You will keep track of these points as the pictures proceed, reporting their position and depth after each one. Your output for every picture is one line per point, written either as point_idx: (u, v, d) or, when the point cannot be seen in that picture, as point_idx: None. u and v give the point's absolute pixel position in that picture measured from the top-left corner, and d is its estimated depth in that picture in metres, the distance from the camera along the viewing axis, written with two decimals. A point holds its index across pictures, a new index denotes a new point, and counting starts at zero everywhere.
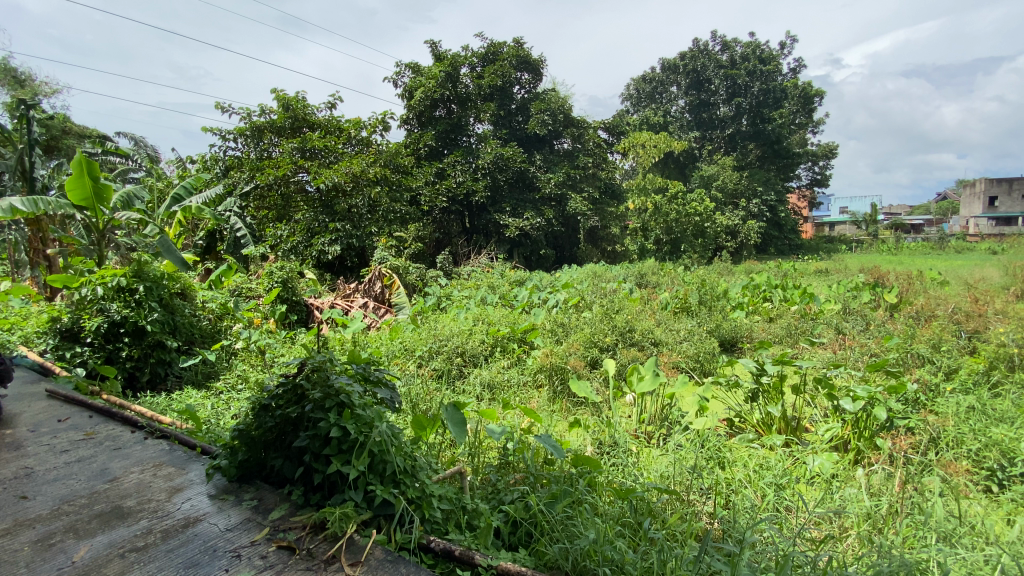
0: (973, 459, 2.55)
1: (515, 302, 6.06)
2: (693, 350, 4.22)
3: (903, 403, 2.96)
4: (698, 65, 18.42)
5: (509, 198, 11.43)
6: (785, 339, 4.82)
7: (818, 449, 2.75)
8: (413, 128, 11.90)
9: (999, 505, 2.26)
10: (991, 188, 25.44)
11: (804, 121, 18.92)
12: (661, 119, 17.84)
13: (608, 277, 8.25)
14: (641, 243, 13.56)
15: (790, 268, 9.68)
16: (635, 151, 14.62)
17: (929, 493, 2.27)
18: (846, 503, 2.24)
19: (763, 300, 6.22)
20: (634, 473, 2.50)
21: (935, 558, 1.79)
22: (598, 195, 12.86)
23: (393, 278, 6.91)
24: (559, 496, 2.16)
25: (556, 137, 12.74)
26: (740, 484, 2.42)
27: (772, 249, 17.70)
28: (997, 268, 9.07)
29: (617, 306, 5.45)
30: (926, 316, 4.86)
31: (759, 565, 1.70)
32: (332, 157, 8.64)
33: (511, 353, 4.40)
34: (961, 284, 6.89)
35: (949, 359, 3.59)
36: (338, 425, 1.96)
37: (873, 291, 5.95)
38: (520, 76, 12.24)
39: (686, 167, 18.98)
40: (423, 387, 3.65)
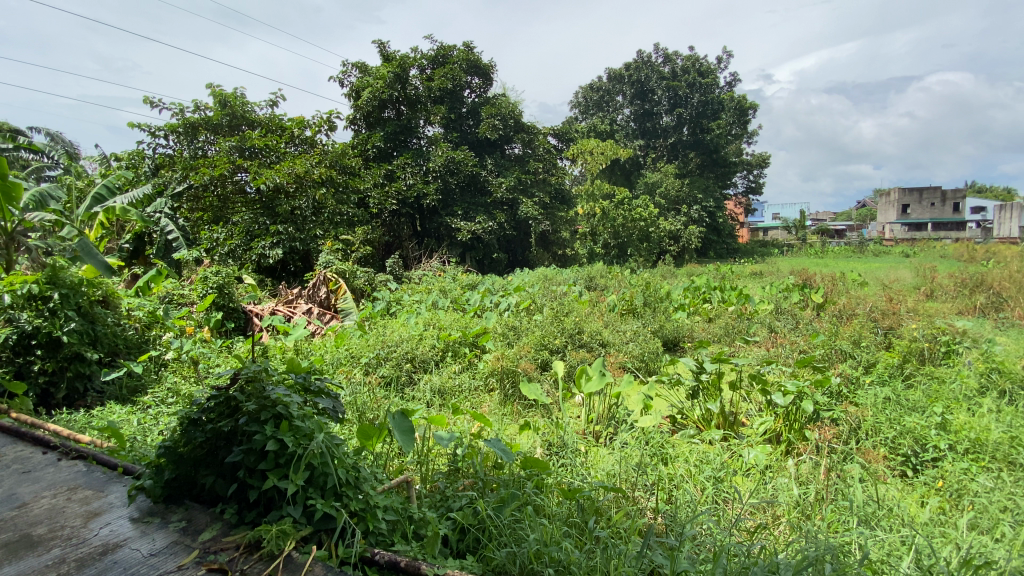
0: (890, 446, 2.76)
1: (467, 306, 6.01)
2: (639, 350, 4.35)
3: (828, 396, 3.18)
4: (641, 76, 19.10)
5: (460, 202, 11.35)
6: (724, 339, 5.04)
7: (752, 442, 2.89)
8: (360, 129, 11.63)
9: (913, 489, 2.46)
10: (903, 197, 27.95)
11: (740, 132, 20.00)
12: (607, 127, 18.32)
13: (558, 280, 8.37)
14: (590, 247, 13.84)
15: (727, 271, 10.22)
16: (583, 158, 14.67)
17: (850, 480, 2.44)
18: (778, 492, 2.37)
19: (703, 301, 6.52)
20: (581, 473, 2.53)
21: (857, 541, 1.92)
22: (548, 200, 13.00)
23: (338, 282, 6.68)
24: (507, 500, 2.15)
25: (506, 141, 12.80)
26: (681, 479, 2.50)
27: (712, 253, 18.61)
28: (908, 270, 9.96)
29: (566, 309, 5.53)
30: (848, 315, 5.24)
31: (698, 557, 1.77)
32: (273, 157, 8.28)
33: (462, 357, 4.36)
34: (878, 284, 7.48)
35: (868, 354, 3.89)
36: (275, 438, 1.86)
37: (802, 292, 6.37)
38: (470, 80, 12.23)
39: (632, 174, 19.24)
40: (370, 394, 3.54)
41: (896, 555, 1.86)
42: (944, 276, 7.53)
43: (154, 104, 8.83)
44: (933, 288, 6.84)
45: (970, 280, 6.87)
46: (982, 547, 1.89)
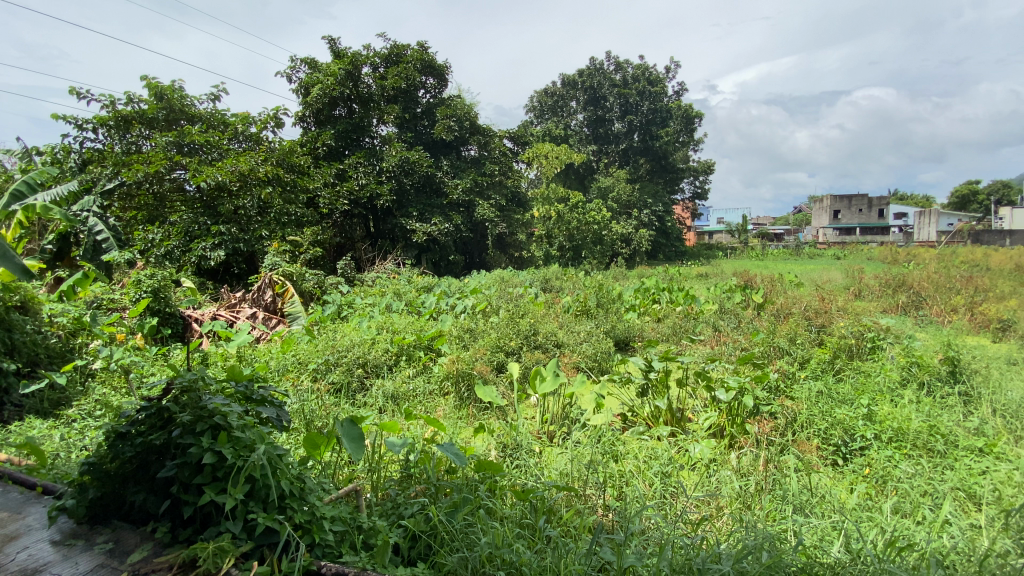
0: (823, 436, 2.93)
1: (422, 309, 5.92)
2: (592, 350, 4.42)
3: (767, 390, 3.35)
4: (594, 82, 19.52)
5: (415, 203, 11.18)
6: (671, 338, 5.22)
7: (699, 437, 3.01)
8: (310, 126, 11.26)
9: (844, 476, 2.62)
10: (835, 203, 29.96)
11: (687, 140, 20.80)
12: (562, 131, 18.60)
13: (514, 282, 8.40)
14: (546, 249, 14.02)
15: (676, 273, 10.60)
16: (538, 161, 14.83)
17: (787, 471, 2.57)
18: (721, 484, 2.47)
19: (653, 302, 6.73)
20: (535, 473, 2.54)
21: (792, 528, 2.03)
22: (505, 202, 13.01)
23: (285, 285, 6.44)
24: (459, 505, 2.12)
25: (462, 143, 12.75)
26: (630, 475, 2.56)
27: (663, 255, 19.10)
28: (838, 271, 10.67)
29: (522, 310, 5.55)
30: (785, 313, 5.54)
31: (644, 551, 1.82)
32: (215, 154, 7.89)
33: (416, 362, 4.29)
34: (813, 285, 7.97)
35: (803, 350, 4.14)
36: (212, 450, 1.76)
37: (744, 292, 6.70)
38: (425, 80, 12.10)
39: (586, 178, 19.66)
40: (318, 402, 3.42)
41: (827, 539, 1.98)
42: (870, 277, 8.10)
43: (81, 95, 8.19)
44: (861, 288, 7.35)
45: (892, 280, 7.42)
46: (904, 530, 2.04)
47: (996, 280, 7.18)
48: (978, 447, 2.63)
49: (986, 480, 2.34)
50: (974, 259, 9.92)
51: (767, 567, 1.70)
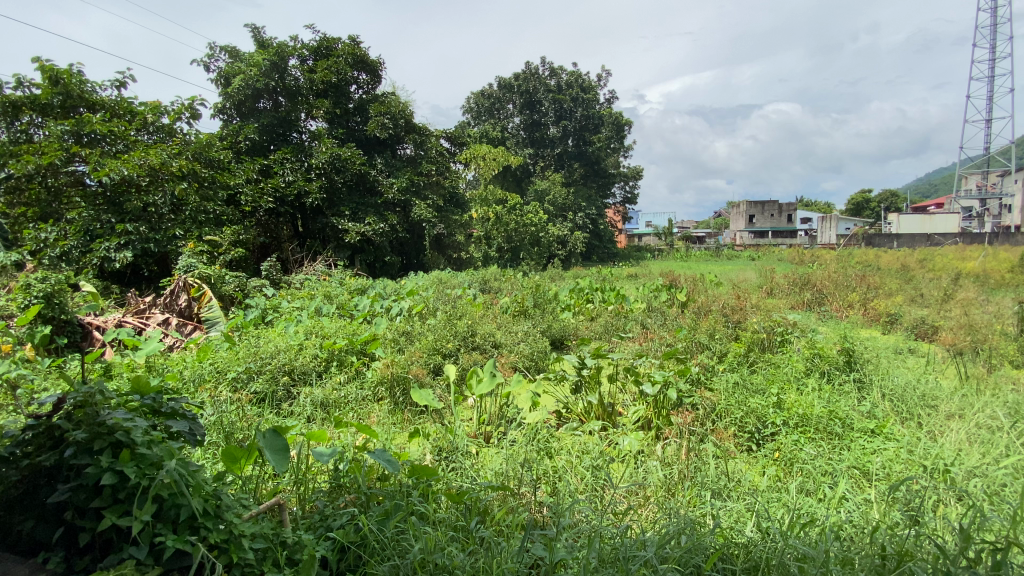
0: (739, 424, 3.14)
1: (355, 312, 5.73)
2: (529, 350, 4.48)
3: (689, 383, 3.56)
4: (530, 86, 19.79)
5: (348, 202, 10.80)
6: (603, 336, 5.41)
7: (628, 430, 3.14)
8: (231, 119, 10.57)
9: (757, 460, 2.83)
10: (751, 209, 32.43)
11: (618, 146, 21.65)
12: (499, 134, 18.70)
13: (452, 283, 8.33)
14: (484, 251, 14.04)
15: (609, 273, 11.05)
16: (475, 162, 14.83)
17: (707, 458, 2.74)
18: (648, 474, 2.59)
19: (587, 301, 6.96)
20: (470, 475, 2.54)
21: (711, 512, 2.17)
22: (442, 203, 12.86)
23: (203, 289, 6.00)
24: (392, 512, 2.05)
25: (397, 142, 12.47)
26: (564, 470, 2.62)
27: (596, 257, 20.04)
28: (752, 271, 11.58)
29: (459, 312, 5.52)
30: (705, 310, 5.92)
31: (575, 543, 1.88)
32: (120, 146, 7.19)
33: (348, 367, 4.14)
34: (731, 284, 8.56)
35: (721, 345, 4.43)
36: (113, 470, 1.60)
37: (670, 292, 7.07)
38: (357, 75, 11.71)
39: (523, 181, 19.85)
40: (239, 413, 3.22)
41: (740, 520, 2.13)
42: (781, 276, 8.80)
43: None
44: (772, 286, 7.98)
45: (798, 279, 8.14)
46: (807, 507, 2.23)
47: (884, 278, 8.05)
48: (871, 428, 2.94)
49: (877, 458, 2.61)
50: (867, 260, 11.04)
51: (687, 551, 1.81)
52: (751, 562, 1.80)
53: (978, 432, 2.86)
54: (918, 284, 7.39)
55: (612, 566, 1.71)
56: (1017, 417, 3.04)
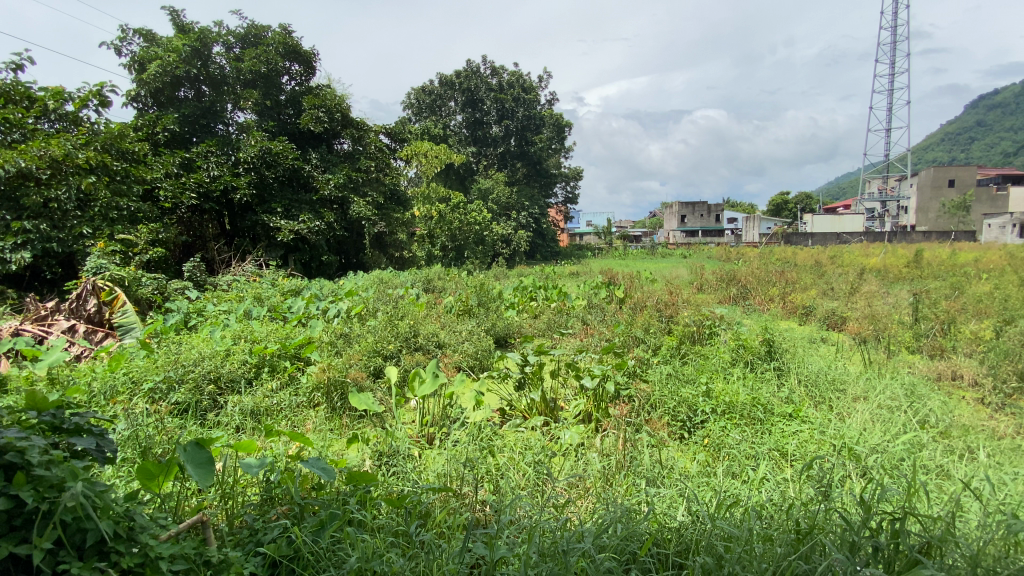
0: (672, 414, 3.29)
1: (289, 314, 5.46)
2: (472, 349, 4.46)
3: (626, 376, 3.70)
4: (471, 84, 19.63)
5: (280, 198, 10.28)
6: (546, 332, 5.51)
7: (569, 424, 3.21)
8: (146, 108, 9.71)
9: (688, 447, 2.98)
10: (683, 209, 34.18)
11: (559, 147, 22.07)
12: (441, 131, 18.47)
13: (394, 283, 8.15)
14: (428, 249, 13.86)
15: (551, 271, 11.27)
16: (417, 159, 14.57)
17: (642, 447, 2.85)
18: (587, 466, 2.65)
19: (530, 299, 7.04)
20: (411, 478, 2.49)
21: (646, 499, 2.26)
22: (383, 200, 12.57)
23: (115, 292, 5.50)
24: (327, 522, 1.97)
25: (333, 136, 12.00)
26: (505, 467, 2.63)
27: (539, 255, 20.35)
28: (684, 268, 12.23)
29: (400, 312, 5.39)
30: (641, 306, 6.16)
31: (515, 539, 1.90)
32: (15, 134, 6.44)
33: (281, 373, 3.94)
34: (665, 281, 8.96)
35: (655, 338, 4.64)
36: (7, 494, 1.42)
37: (609, 289, 7.31)
38: (289, 66, 11.19)
39: (466, 179, 19.73)
40: (157, 427, 2.98)
41: (673, 506, 2.22)
42: (710, 273, 9.32)
43: None
44: (702, 282, 8.45)
45: (726, 275, 8.66)
46: (733, 489, 2.37)
47: (800, 274, 8.74)
48: (788, 412, 3.18)
49: (794, 440, 2.82)
50: (786, 257, 11.91)
51: (623, 539, 1.87)
52: (682, 545, 1.88)
53: (878, 412, 3.16)
54: (829, 279, 8.08)
55: (551, 559, 1.74)
56: (910, 397, 3.39)
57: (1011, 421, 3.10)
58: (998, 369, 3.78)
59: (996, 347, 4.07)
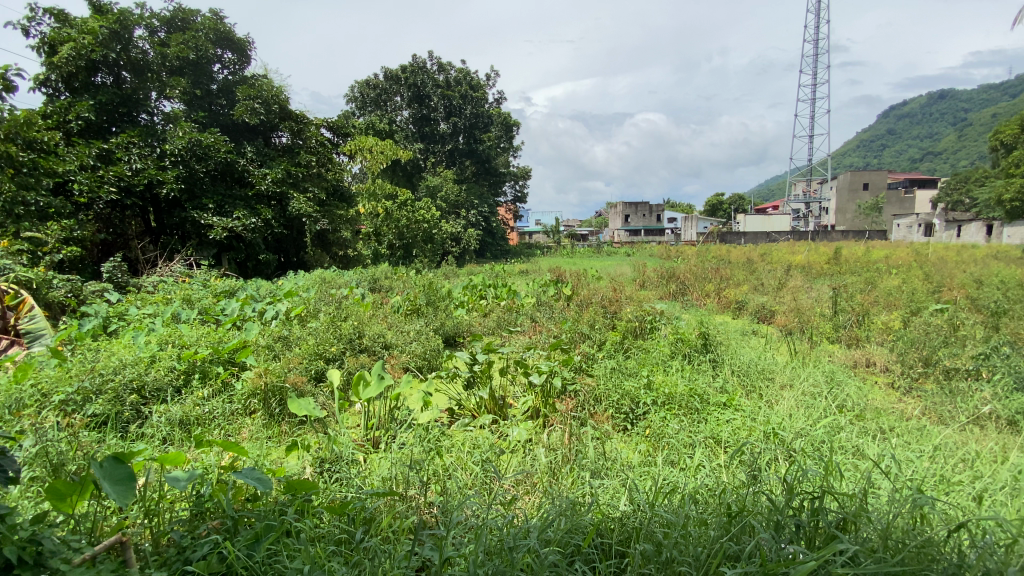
0: (615, 406, 3.39)
1: (222, 316, 5.15)
2: (420, 349, 4.39)
3: (572, 372, 3.78)
4: (418, 80, 19.21)
5: (212, 193, 9.67)
6: (495, 330, 5.52)
7: (517, 421, 3.23)
8: (57, 94, 8.78)
9: (631, 438, 3.08)
10: (627, 210, 35.35)
11: (507, 146, 22.13)
12: (387, 126, 18.02)
13: (337, 282, 7.89)
14: (374, 248, 13.54)
15: (500, 270, 11.32)
16: (361, 155, 14.15)
17: (588, 441, 2.91)
18: (534, 461, 2.68)
19: (479, 298, 7.02)
20: (355, 483, 2.41)
21: (590, 491, 2.31)
22: (325, 196, 12.12)
23: (21, 296, 4.98)
24: (263, 534, 1.88)
25: (270, 129, 11.42)
26: (452, 467, 2.61)
27: (488, 254, 20.38)
28: (629, 266, 12.62)
29: (343, 313, 5.21)
30: (587, 302, 6.31)
31: (462, 539, 1.89)
32: None
33: (213, 380, 3.72)
34: (611, 278, 9.21)
35: (600, 334, 4.77)
36: None
37: (557, 287, 7.42)
38: (218, 53, 10.63)
39: (413, 176, 19.38)
40: (69, 442, 2.72)
41: (615, 496, 2.29)
42: (652, 270, 9.66)
43: None
44: (645, 279, 8.76)
45: (667, 272, 9.03)
46: (671, 477, 2.47)
47: (734, 271, 9.24)
48: (723, 401, 3.35)
49: (728, 428, 2.97)
50: (721, 255, 12.57)
51: (568, 532, 1.90)
52: (625, 533, 1.94)
53: (803, 399, 3.39)
54: (759, 275, 8.59)
55: (496, 557, 1.74)
56: (830, 384, 3.66)
57: (916, 403, 3.42)
58: (905, 356, 4.15)
59: (903, 335, 4.47)
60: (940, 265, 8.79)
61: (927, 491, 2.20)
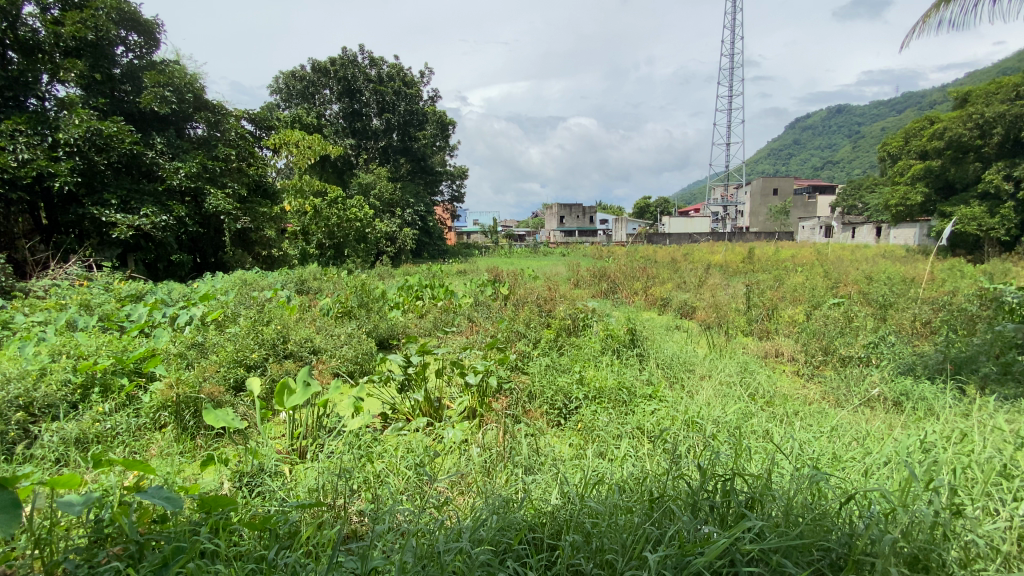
0: (549, 403, 3.48)
1: (127, 322, 4.71)
2: (351, 353, 4.26)
3: (506, 370, 3.82)
4: (348, 73, 18.53)
5: (115, 188, 8.81)
6: (431, 331, 5.46)
7: (453, 422, 3.20)
8: None
9: (563, 432, 3.17)
10: (561, 211, 36.24)
11: (443, 145, 21.92)
12: (315, 120, 17.24)
13: (259, 284, 7.44)
14: (302, 247, 12.93)
15: (437, 270, 11.20)
16: (287, 149, 13.47)
17: (521, 438, 2.95)
18: (467, 462, 2.68)
19: (415, 299, 6.91)
20: (279, 497, 2.30)
21: (522, 487, 2.35)
22: (246, 193, 11.41)
23: None
24: (172, 557, 1.74)
25: (183, 119, 10.61)
26: (384, 473, 2.55)
27: (425, 253, 20.11)
28: (564, 265, 12.90)
29: (266, 317, 4.93)
30: (523, 301, 6.39)
31: (392, 545, 1.85)
32: None
33: (117, 393, 3.40)
34: (547, 278, 9.39)
35: (535, 332, 4.85)
36: None
37: (493, 287, 7.45)
38: (122, 34, 9.65)
39: (345, 173, 18.72)
40: None
41: (547, 490, 2.33)
42: (585, 269, 9.96)
43: None
44: (579, 278, 9.00)
45: (598, 271, 9.33)
46: (598, 467, 2.57)
47: (660, 269, 9.73)
48: (649, 392, 3.52)
49: (653, 418, 3.13)
50: (648, 255, 13.20)
51: (499, 530, 1.92)
52: (555, 526, 1.99)
53: (721, 389, 3.63)
54: (683, 273, 9.10)
55: (427, 562, 1.72)
56: (743, 374, 3.95)
57: (817, 389, 3.77)
58: (808, 346, 4.56)
59: (806, 328, 4.92)
60: (838, 263, 9.74)
61: (823, 468, 2.43)
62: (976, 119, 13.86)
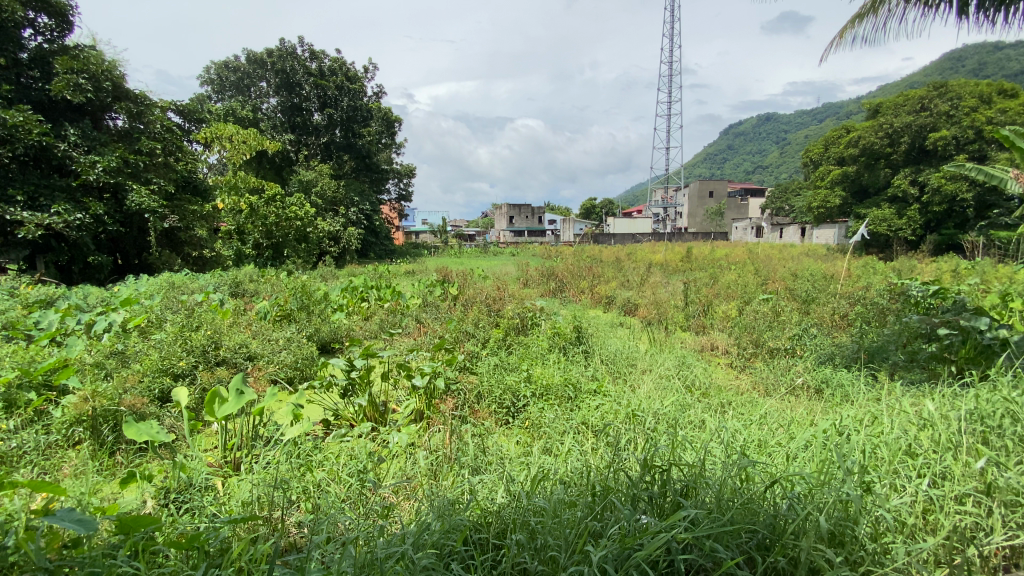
0: (497, 402, 3.50)
1: (35, 331, 4.29)
2: (290, 359, 4.11)
3: (454, 371, 3.81)
4: (286, 66, 17.68)
5: (22, 182, 8.06)
6: (377, 334, 5.34)
7: (399, 426, 3.14)
8: None
9: (510, 430, 3.20)
10: (510, 210, 36.47)
11: (389, 142, 21.47)
12: (250, 114, 16.41)
13: (188, 287, 6.99)
14: (237, 247, 12.28)
15: (384, 270, 10.97)
16: (220, 144, 12.84)
17: (468, 438, 2.94)
18: (412, 466, 2.64)
19: (360, 300, 6.74)
20: (211, 512, 2.18)
21: (468, 487, 2.35)
22: (174, 189, 10.67)
23: None
24: None
25: (101, 109, 9.81)
26: (325, 481, 2.47)
27: (372, 254, 19.63)
28: (512, 265, 12.96)
29: (196, 322, 4.63)
30: (471, 301, 6.38)
31: (333, 555, 1.80)
32: None
33: (22, 409, 3.09)
34: (496, 277, 9.41)
35: (483, 331, 4.85)
36: None
37: (442, 287, 7.37)
38: (29, 15, 8.80)
39: (284, 169, 18.08)
40: None
41: (492, 489, 2.34)
42: (533, 269, 10.05)
43: None
44: (527, 278, 9.07)
45: (546, 270, 9.45)
46: (543, 463, 2.61)
47: (606, 269, 9.98)
48: (594, 388, 3.61)
49: (597, 412, 3.22)
50: (594, 254, 13.52)
51: (444, 532, 1.91)
52: (500, 525, 2.01)
53: (660, 382, 3.78)
54: (626, 272, 9.38)
55: (369, 570, 1.69)
56: (681, 367, 4.13)
57: (748, 379, 4.01)
58: (740, 340, 4.83)
59: (739, 322, 5.22)
60: (768, 261, 10.36)
61: (752, 454, 2.60)
62: (886, 129, 15.22)
